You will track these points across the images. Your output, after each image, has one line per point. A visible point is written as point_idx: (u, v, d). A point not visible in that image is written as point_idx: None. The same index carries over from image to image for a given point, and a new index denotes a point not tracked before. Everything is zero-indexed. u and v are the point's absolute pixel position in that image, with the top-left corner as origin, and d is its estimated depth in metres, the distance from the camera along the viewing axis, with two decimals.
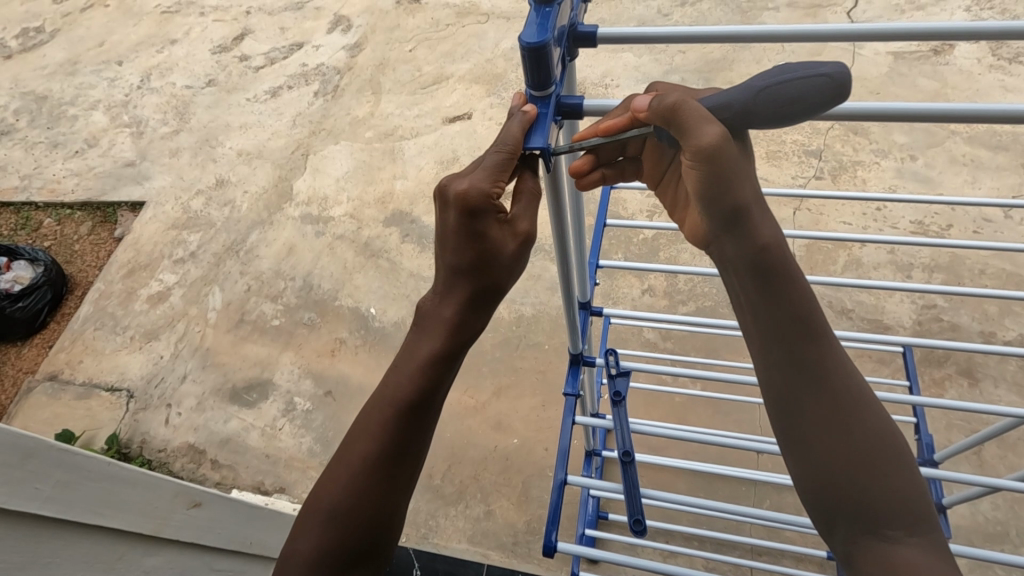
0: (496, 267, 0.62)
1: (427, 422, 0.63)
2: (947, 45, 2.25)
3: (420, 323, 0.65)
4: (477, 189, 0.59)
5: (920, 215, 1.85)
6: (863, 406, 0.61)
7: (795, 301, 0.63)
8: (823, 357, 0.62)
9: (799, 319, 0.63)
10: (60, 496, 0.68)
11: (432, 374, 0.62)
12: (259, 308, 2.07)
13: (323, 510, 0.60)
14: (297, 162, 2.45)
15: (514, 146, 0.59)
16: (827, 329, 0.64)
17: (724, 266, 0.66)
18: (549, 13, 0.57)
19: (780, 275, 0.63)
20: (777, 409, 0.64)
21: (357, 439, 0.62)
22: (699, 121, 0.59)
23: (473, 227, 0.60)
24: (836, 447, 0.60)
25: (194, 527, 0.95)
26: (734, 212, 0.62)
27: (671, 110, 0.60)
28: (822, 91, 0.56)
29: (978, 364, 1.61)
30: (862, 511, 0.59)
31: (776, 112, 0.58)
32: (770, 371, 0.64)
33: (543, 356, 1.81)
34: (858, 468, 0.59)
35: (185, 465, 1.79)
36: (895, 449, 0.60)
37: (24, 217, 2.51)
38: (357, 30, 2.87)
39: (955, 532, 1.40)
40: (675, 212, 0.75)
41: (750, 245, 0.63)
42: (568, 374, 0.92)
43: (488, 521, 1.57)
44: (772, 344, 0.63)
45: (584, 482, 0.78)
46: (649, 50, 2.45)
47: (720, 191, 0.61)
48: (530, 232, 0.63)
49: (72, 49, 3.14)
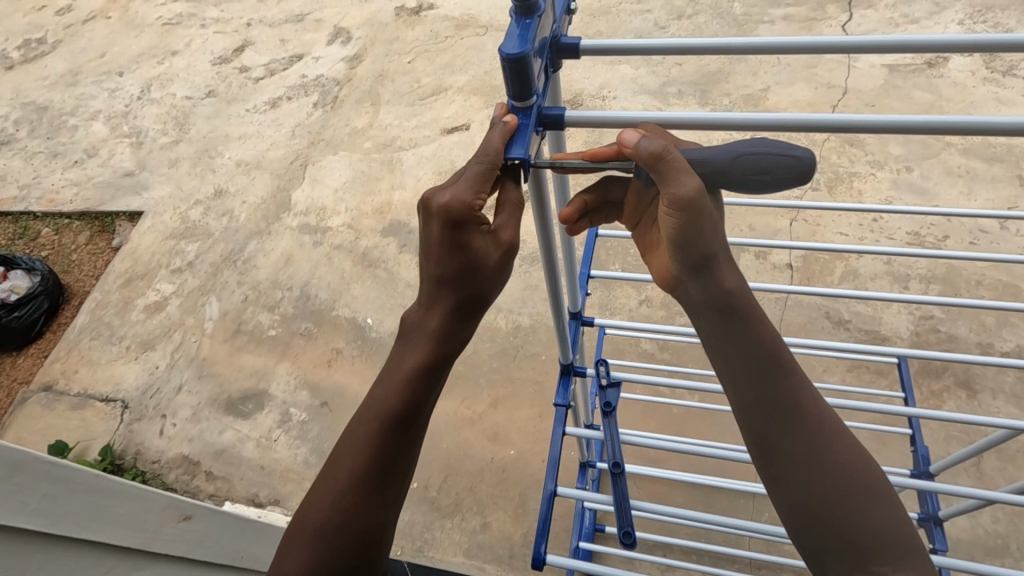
0: (479, 279, 0.62)
1: (416, 435, 0.63)
2: (941, 58, 2.27)
3: (406, 335, 0.64)
4: (459, 201, 0.59)
5: (916, 226, 1.86)
6: (837, 440, 0.61)
7: (764, 336, 0.64)
8: (796, 392, 0.63)
9: (770, 357, 0.63)
10: (49, 509, 0.67)
11: (417, 389, 0.62)
12: (255, 319, 2.06)
13: (310, 528, 0.60)
14: (296, 173, 2.46)
15: (495, 156, 0.59)
16: (796, 367, 0.64)
17: (692, 309, 0.68)
18: (530, 25, 0.58)
19: (747, 316, 0.64)
20: (755, 446, 0.63)
21: (344, 453, 0.62)
22: (678, 172, 0.60)
23: (456, 239, 0.60)
24: (813, 481, 0.60)
25: (184, 540, 0.94)
26: (705, 258, 0.64)
27: (655, 158, 0.60)
28: (791, 169, 0.59)
29: (977, 375, 1.60)
30: (847, 544, 0.58)
31: (749, 181, 0.60)
32: (743, 409, 0.64)
33: (539, 367, 1.80)
34: (837, 500, 0.59)
35: (178, 477, 1.77)
36: (871, 480, 0.60)
37: (23, 227, 2.51)
38: (357, 42, 2.89)
39: (956, 545, 1.39)
40: (641, 256, 0.75)
41: (717, 287, 0.64)
42: (559, 385, 0.91)
43: (484, 534, 1.55)
44: (745, 380, 0.63)
45: (575, 494, 0.77)
46: (646, 63, 2.47)
47: (694, 238, 0.62)
48: (514, 241, 0.64)
49: (74, 60, 3.16)
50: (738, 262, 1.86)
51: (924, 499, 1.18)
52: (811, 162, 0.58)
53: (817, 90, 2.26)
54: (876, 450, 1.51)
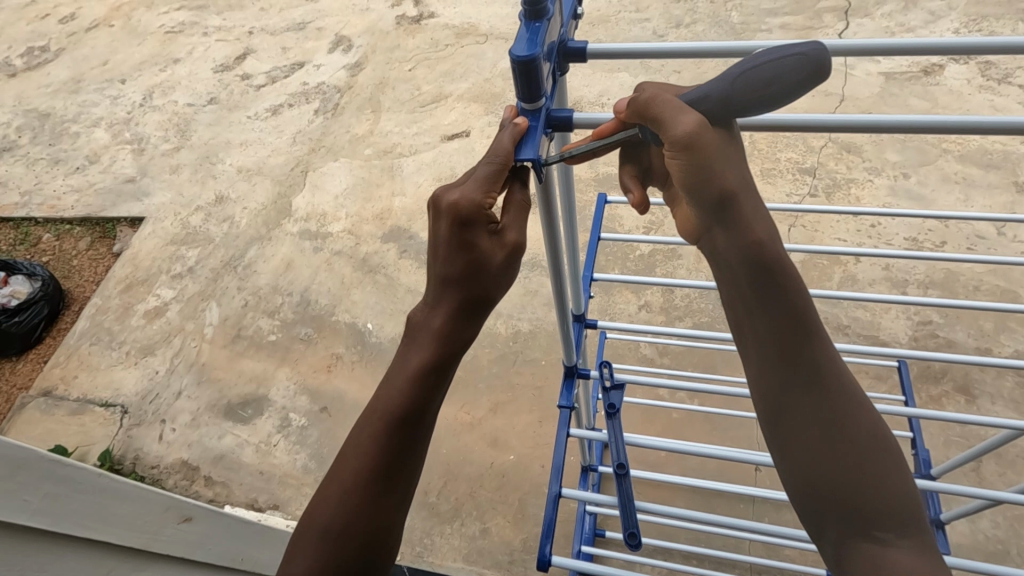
0: (485, 279, 0.62)
1: (419, 437, 0.63)
2: (937, 67, 2.30)
3: (410, 335, 0.65)
4: (468, 200, 0.60)
5: (914, 232, 1.87)
6: (856, 406, 0.61)
7: (789, 300, 0.63)
8: (819, 354, 0.63)
9: (796, 317, 0.63)
10: (51, 509, 0.68)
11: (424, 385, 0.63)
12: (256, 324, 2.07)
13: (316, 530, 0.60)
14: (296, 179, 2.47)
15: (505, 158, 0.60)
16: (822, 332, 0.64)
17: (716, 263, 0.67)
18: (539, 28, 0.59)
19: (776, 273, 0.63)
20: (769, 405, 0.64)
21: (350, 454, 0.62)
22: (671, 111, 0.61)
23: (464, 238, 0.61)
24: (827, 447, 0.60)
25: (184, 542, 0.93)
26: (721, 197, 0.63)
27: (646, 106, 0.63)
28: (797, 66, 0.59)
29: (976, 380, 1.61)
30: (853, 505, 0.58)
31: (759, 94, 0.60)
32: (760, 371, 0.64)
33: (539, 372, 1.80)
34: (853, 461, 0.59)
35: (177, 482, 1.76)
36: (887, 449, 0.60)
37: (24, 233, 2.52)
38: (357, 50, 2.91)
39: (956, 549, 1.38)
40: (671, 210, 0.74)
41: (736, 233, 0.64)
42: (563, 386, 0.91)
43: (483, 539, 1.55)
44: (764, 344, 0.64)
45: (579, 495, 0.78)
46: (644, 71, 2.50)
47: (706, 177, 0.61)
48: (519, 242, 0.63)
49: (77, 67, 3.18)
50: None
51: (924, 502, 1.17)
52: (822, 54, 0.58)
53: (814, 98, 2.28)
54: None
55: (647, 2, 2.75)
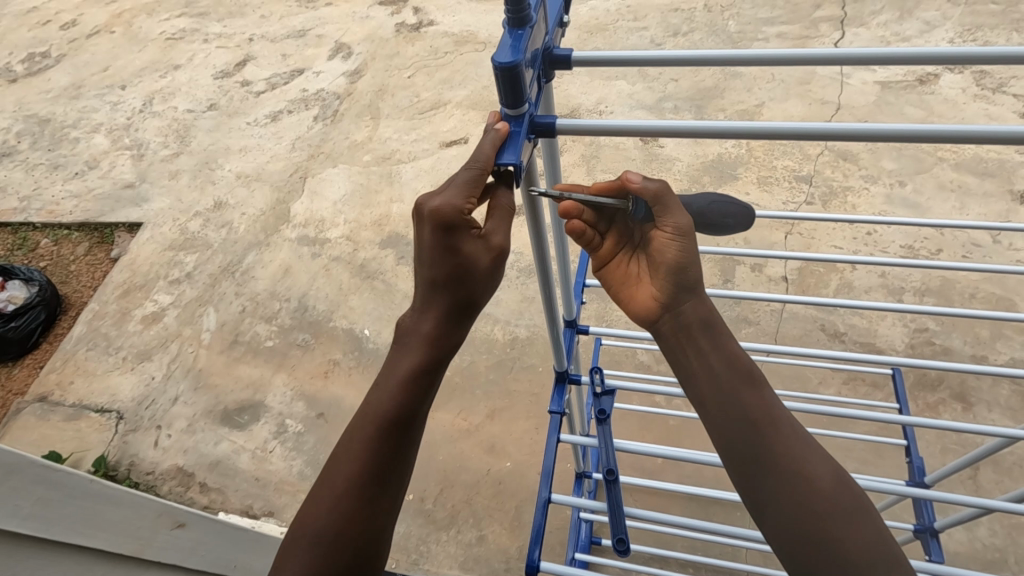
0: (470, 285, 0.63)
1: (410, 440, 0.63)
2: (932, 76, 2.31)
3: (400, 340, 0.65)
4: (450, 206, 0.60)
5: (910, 240, 1.88)
6: (813, 452, 0.62)
7: (734, 354, 0.67)
8: (771, 406, 0.64)
9: (742, 374, 0.66)
10: (42, 515, 0.67)
11: (415, 389, 0.63)
12: (253, 329, 2.07)
13: (308, 536, 0.60)
14: (295, 185, 2.47)
15: (485, 163, 0.59)
16: (768, 384, 0.66)
17: (671, 333, 0.69)
18: (522, 35, 0.58)
19: (717, 335, 0.68)
20: (735, 466, 0.63)
21: (341, 459, 0.62)
22: (677, 206, 0.66)
23: (446, 243, 0.61)
24: (798, 496, 0.60)
25: (178, 549, 0.93)
26: (683, 283, 0.67)
27: (661, 190, 0.65)
28: (744, 217, 0.70)
29: (972, 388, 1.61)
30: (832, 555, 0.57)
31: (712, 224, 0.71)
32: (720, 435, 0.64)
33: (536, 379, 1.80)
34: (821, 507, 0.59)
35: (172, 489, 1.75)
36: (852, 491, 0.60)
37: (22, 238, 2.52)
38: (357, 58, 2.93)
39: (954, 558, 1.38)
40: (619, 294, 0.73)
41: (697, 309, 0.68)
42: (554, 392, 0.91)
43: (480, 546, 1.54)
44: (723, 404, 0.64)
45: (569, 501, 0.77)
46: (642, 79, 2.51)
47: (684, 261, 0.66)
48: (504, 245, 0.64)
49: (77, 73, 3.19)
50: (733, 274, 1.88)
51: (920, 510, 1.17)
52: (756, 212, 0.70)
53: (811, 106, 2.29)
54: (872, 462, 1.51)
55: (645, 11, 2.77)
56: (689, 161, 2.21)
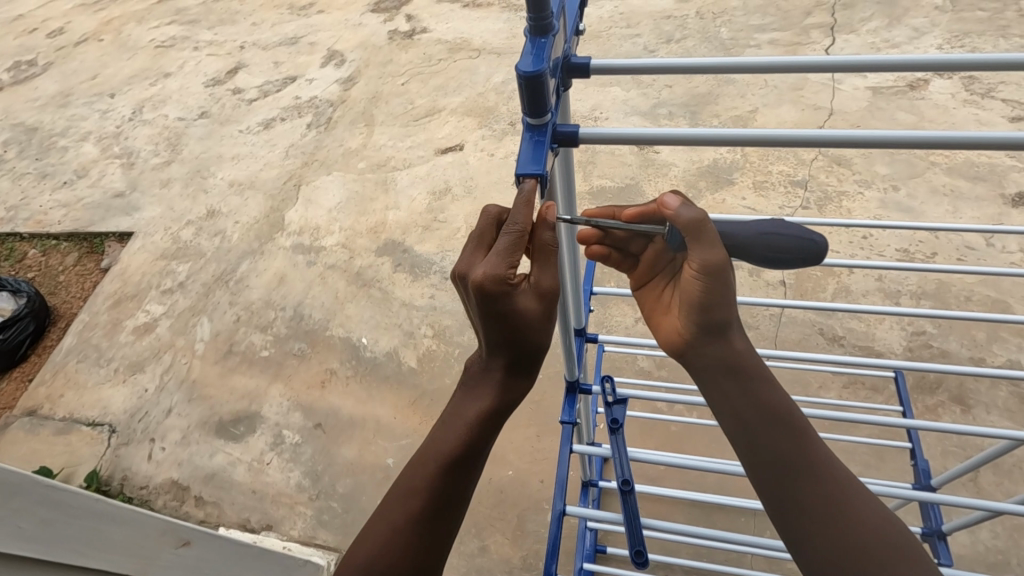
0: (530, 336, 0.61)
1: (467, 482, 0.63)
2: (923, 81, 2.35)
3: (467, 384, 0.66)
4: (493, 274, 0.57)
5: (905, 243, 1.89)
6: (854, 498, 0.61)
7: (773, 398, 0.65)
8: (810, 450, 0.63)
9: (779, 418, 0.64)
10: (44, 535, 0.66)
11: (478, 433, 0.63)
12: (248, 339, 2.04)
13: (358, 563, 0.61)
14: (290, 193, 2.45)
15: (524, 224, 0.59)
16: (806, 426, 0.64)
17: (700, 373, 0.67)
18: (545, 44, 0.57)
19: (754, 378, 0.65)
20: (772, 509, 0.62)
21: (400, 493, 0.63)
22: (711, 241, 0.62)
23: (498, 308, 0.58)
24: (841, 544, 0.59)
25: (181, 566, 0.91)
26: (719, 323, 0.65)
27: (695, 225, 0.61)
28: (807, 252, 0.62)
29: (970, 391, 1.62)
30: None
31: (766, 257, 0.64)
32: (756, 476, 0.63)
33: (536, 386, 1.79)
34: (865, 555, 0.58)
35: (167, 503, 1.72)
36: (899, 540, 0.59)
37: (9, 249, 2.48)
38: (350, 65, 2.93)
39: (958, 560, 1.38)
40: (651, 317, 0.72)
41: (729, 350, 0.66)
42: (565, 402, 0.90)
43: (483, 557, 1.52)
44: (758, 446, 0.63)
45: (584, 512, 0.77)
46: (636, 85, 2.53)
47: (718, 302, 0.64)
48: (555, 288, 0.61)
49: (66, 82, 3.16)
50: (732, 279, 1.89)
51: (927, 513, 1.16)
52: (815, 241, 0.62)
53: (804, 112, 2.31)
54: (875, 466, 1.51)
55: (638, 18, 2.79)
56: (685, 166, 2.23)
